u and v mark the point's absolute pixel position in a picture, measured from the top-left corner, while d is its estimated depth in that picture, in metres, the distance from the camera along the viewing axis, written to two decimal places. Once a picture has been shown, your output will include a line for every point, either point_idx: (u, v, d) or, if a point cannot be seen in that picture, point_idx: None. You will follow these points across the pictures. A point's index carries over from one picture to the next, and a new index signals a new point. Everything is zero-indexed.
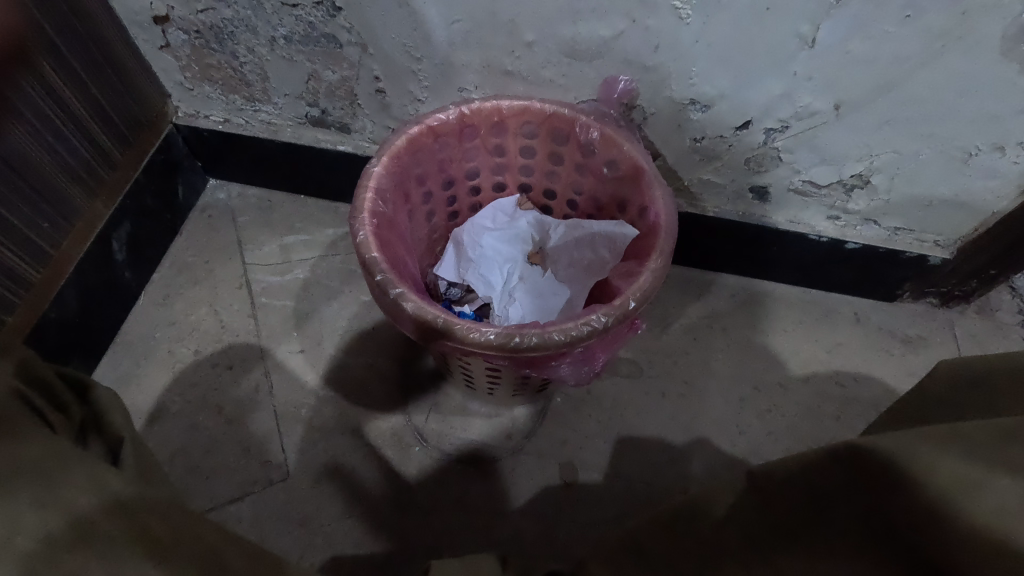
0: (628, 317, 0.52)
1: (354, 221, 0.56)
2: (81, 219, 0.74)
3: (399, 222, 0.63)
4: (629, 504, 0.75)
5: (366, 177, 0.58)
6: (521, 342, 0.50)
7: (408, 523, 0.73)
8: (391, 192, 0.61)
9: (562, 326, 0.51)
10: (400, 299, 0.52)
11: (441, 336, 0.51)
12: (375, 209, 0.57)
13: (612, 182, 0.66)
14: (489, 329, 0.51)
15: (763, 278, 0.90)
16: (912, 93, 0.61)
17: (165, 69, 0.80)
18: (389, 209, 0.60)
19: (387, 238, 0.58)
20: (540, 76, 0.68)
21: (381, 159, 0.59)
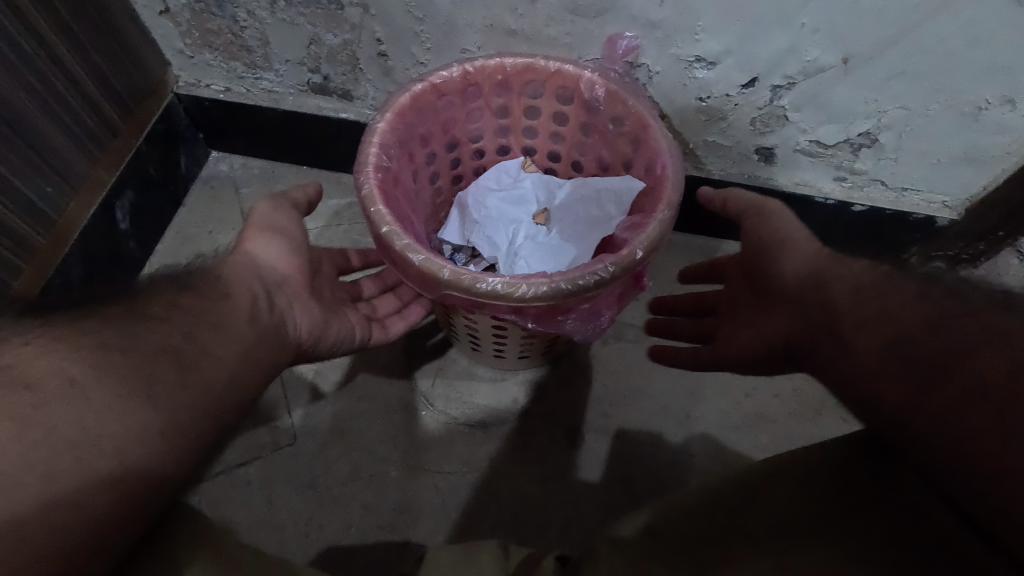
0: (636, 266, 0.52)
1: (358, 177, 0.55)
2: (85, 185, 0.75)
3: (404, 179, 0.63)
4: (636, 464, 0.75)
5: (369, 133, 0.58)
6: (526, 292, 0.50)
7: (415, 485, 0.73)
8: (395, 148, 0.60)
9: (569, 276, 0.50)
10: (407, 251, 0.52)
11: (448, 287, 0.51)
12: (379, 164, 0.57)
13: (617, 139, 0.66)
14: (496, 279, 0.50)
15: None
16: (921, 44, 0.60)
17: (165, 36, 0.79)
18: (392, 165, 0.59)
19: (390, 193, 0.58)
20: (544, 34, 0.68)
21: (384, 115, 0.59)
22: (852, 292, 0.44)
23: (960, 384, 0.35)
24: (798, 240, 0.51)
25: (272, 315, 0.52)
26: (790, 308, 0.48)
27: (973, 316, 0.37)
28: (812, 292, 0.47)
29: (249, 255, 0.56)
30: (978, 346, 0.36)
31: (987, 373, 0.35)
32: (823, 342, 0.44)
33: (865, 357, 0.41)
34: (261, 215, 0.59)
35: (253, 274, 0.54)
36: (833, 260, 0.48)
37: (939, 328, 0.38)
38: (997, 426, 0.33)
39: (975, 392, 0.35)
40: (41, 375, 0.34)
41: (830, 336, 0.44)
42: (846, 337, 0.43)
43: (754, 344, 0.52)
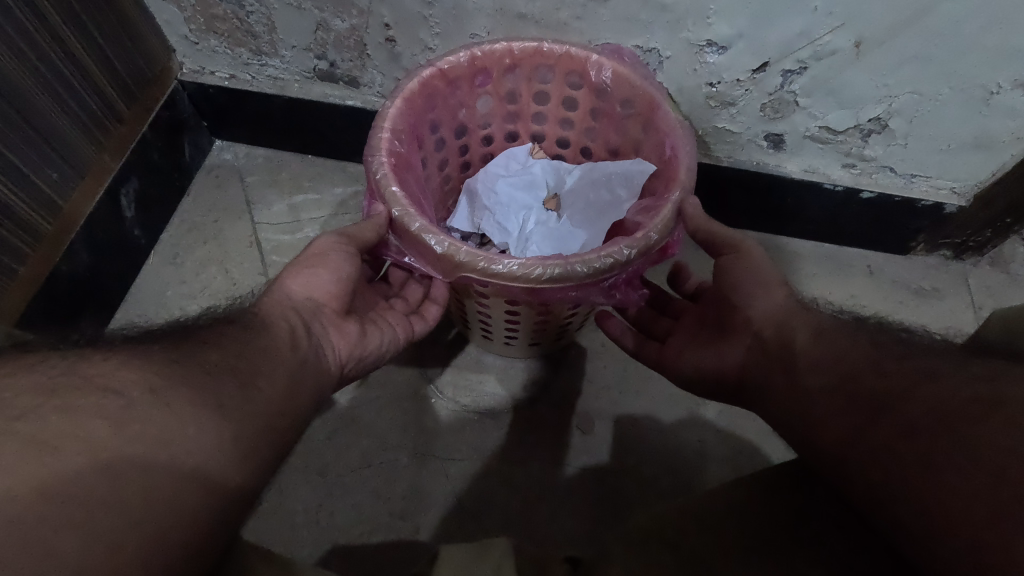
0: (651, 249, 0.52)
1: (370, 162, 0.55)
2: (91, 171, 0.74)
3: (414, 164, 0.62)
4: (646, 452, 0.76)
5: (380, 119, 0.57)
6: (542, 274, 0.49)
7: (425, 472, 0.73)
8: (406, 134, 0.59)
9: (585, 258, 0.50)
10: (422, 232, 0.51)
11: (463, 270, 0.51)
12: (391, 149, 0.56)
13: (626, 122, 0.65)
14: (513, 262, 0.50)
15: (762, 230, 0.92)
16: (935, 27, 0.60)
17: (170, 22, 0.78)
18: (405, 150, 0.59)
19: (403, 177, 0.57)
20: (554, 19, 0.67)
21: (394, 100, 0.58)
22: (810, 335, 0.48)
23: (891, 421, 0.39)
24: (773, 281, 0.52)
25: (313, 346, 0.49)
26: (758, 338, 0.51)
27: (909, 361, 0.42)
28: (777, 334, 0.50)
29: (288, 291, 0.51)
30: (912, 385, 0.40)
31: (911, 411, 0.38)
32: (784, 383, 0.48)
33: (816, 396, 0.45)
34: (313, 250, 0.53)
35: (290, 307, 0.50)
36: (803, 309, 0.51)
37: (882, 371, 0.42)
38: (913, 456, 0.37)
39: (902, 428, 0.38)
40: (80, 363, 0.35)
41: (789, 373, 0.48)
42: (802, 377, 0.47)
43: (703, 366, 0.56)
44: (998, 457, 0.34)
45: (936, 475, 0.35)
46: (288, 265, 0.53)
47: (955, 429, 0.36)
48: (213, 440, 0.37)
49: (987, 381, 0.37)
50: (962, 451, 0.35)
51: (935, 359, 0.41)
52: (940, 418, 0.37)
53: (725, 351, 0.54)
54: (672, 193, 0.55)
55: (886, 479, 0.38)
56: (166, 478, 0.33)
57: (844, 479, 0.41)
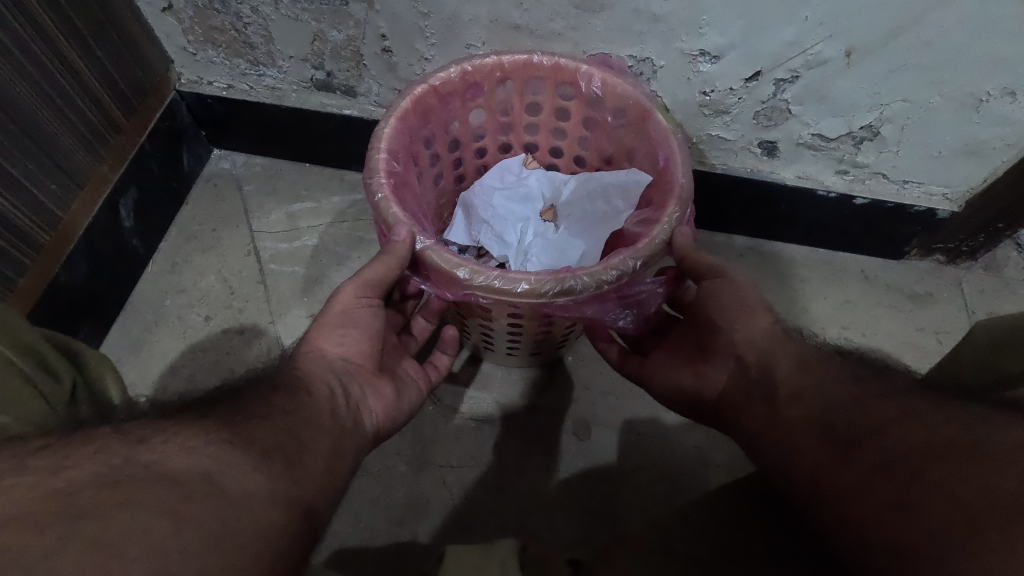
0: (653, 259, 0.53)
1: (369, 185, 0.55)
2: (89, 182, 0.74)
3: (411, 181, 0.62)
4: (643, 458, 0.76)
5: (376, 139, 0.57)
6: (550, 289, 0.50)
7: (422, 481, 0.74)
8: (402, 152, 0.59)
9: (591, 270, 0.50)
10: (428, 252, 0.52)
11: (468, 286, 0.51)
12: (389, 170, 0.56)
13: (619, 131, 0.66)
14: (526, 278, 0.50)
15: (754, 235, 0.93)
16: (922, 37, 0.60)
17: (168, 33, 0.78)
18: (402, 169, 0.59)
19: (402, 197, 0.57)
20: (548, 29, 0.68)
21: (389, 120, 0.58)
22: (798, 368, 0.49)
23: (870, 455, 0.40)
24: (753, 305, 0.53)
25: (351, 412, 0.51)
26: (743, 361, 0.52)
27: (891, 397, 0.42)
28: (759, 359, 0.51)
29: (322, 354, 0.52)
30: (893, 421, 0.40)
31: (892, 447, 0.39)
32: (764, 408, 0.49)
33: (799, 422, 0.46)
34: (334, 305, 0.54)
35: (327, 369, 0.51)
36: (786, 338, 0.52)
37: (865, 406, 0.43)
38: (891, 491, 0.37)
39: (882, 464, 0.39)
40: None
41: (771, 403, 0.49)
42: (782, 409, 0.48)
43: (689, 386, 0.57)
44: (972, 497, 0.34)
45: (913, 514, 0.36)
46: (314, 324, 0.54)
47: (935, 464, 0.36)
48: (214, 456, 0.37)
49: (968, 417, 0.38)
50: (938, 489, 0.35)
51: (915, 394, 0.42)
52: (919, 454, 0.37)
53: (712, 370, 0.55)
54: (669, 204, 0.55)
55: (862, 514, 0.38)
56: (166, 490, 0.34)
57: (821, 513, 0.41)
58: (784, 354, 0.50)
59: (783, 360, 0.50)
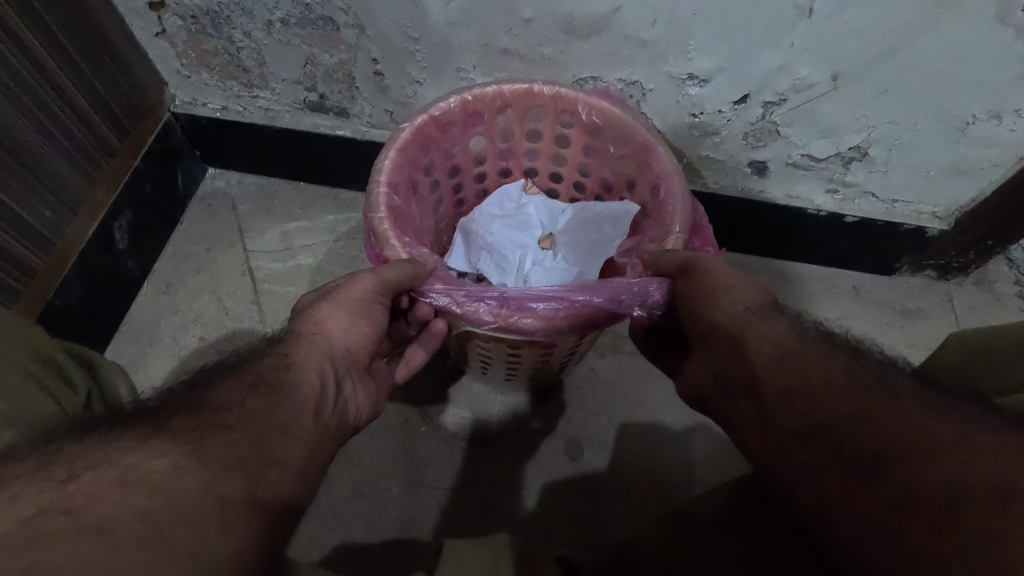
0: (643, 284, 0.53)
1: (371, 219, 0.56)
2: (83, 206, 0.75)
3: (411, 211, 0.62)
4: (635, 478, 0.76)
5: (377, 171, 0.57)
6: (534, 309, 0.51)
7: (415, 502, 0.74)
8: (403, 183, 0.60)
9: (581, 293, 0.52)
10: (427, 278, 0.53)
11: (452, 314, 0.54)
12: (390, 204, 0.56)
13: (619, 160, 0.66)
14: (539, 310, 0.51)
15: (758, 253, 0.93)
16: (907, 62, 0.61)
17: (162, 57, 0.79)
18: (402, 201, 0.59)
19: (406, 230, 0.58)
20: (537, 54, 0.68)
21: (389, 152, 0.58)
22: (769, 351, 0.43)
23: (889, 491, 0.34)
24: (719, 286, 0.48)
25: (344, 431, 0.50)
26: (716, 354, 0.46)
27: (900, 415, 0.36)
28: (730, 352, 0.45)
29: (326, 332, 0.49)
30: (914, 451, 0.34)
31: (917, 484, 0.33)
32: (749, 409, 0.44)
33: (795, 434, 0.40)
34: (354, 287, 0.51)
35: (327, 356, 0.48)
36: (755, 317, 0.45)
37: (872, 426, 0.37)
38: (917, 539, 0.32)
39: (906, 504, 0.33)
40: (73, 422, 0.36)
41: (758, 411, 0.43)
42: (770, 413, 0.42)
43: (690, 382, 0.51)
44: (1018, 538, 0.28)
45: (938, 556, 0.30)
46: (320, 300, 0.52)
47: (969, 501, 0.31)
48: (202, 459, 0.35)
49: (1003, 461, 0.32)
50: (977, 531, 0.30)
51: (924, 411, 0.36)
52: (949, 501, 0.31)
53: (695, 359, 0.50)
54: (671, 227, 0.56)
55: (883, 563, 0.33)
56: None
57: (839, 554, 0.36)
58: (757, 334, 0.44)
59: (756, 340, 0.43)
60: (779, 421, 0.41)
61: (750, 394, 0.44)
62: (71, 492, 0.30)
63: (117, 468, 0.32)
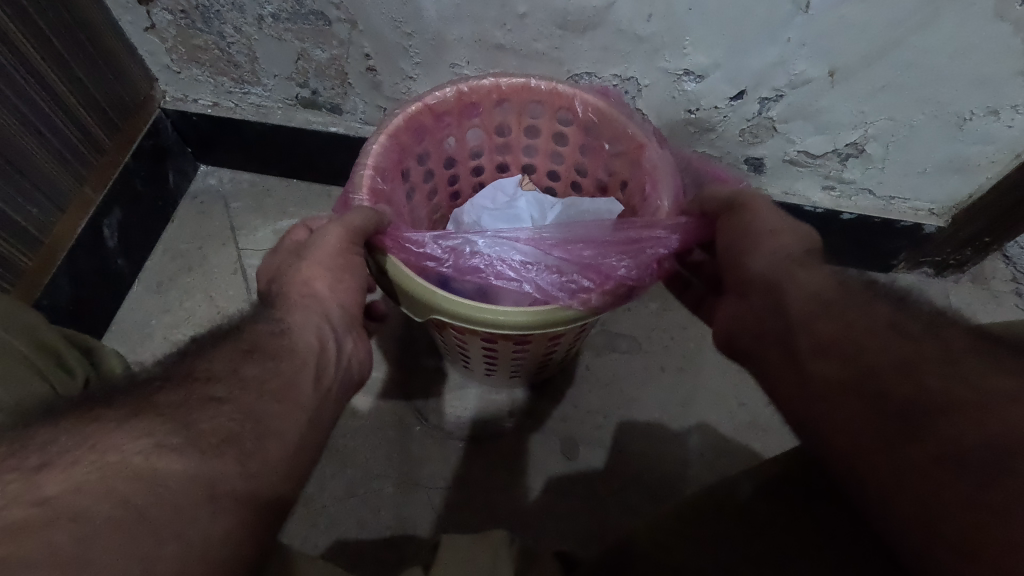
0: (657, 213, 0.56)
1: (350, 200, 0.54)
2: (72, 204, 0.74)
3: (398, 199, 0.62)
4: (631, 476, 0.76)
5: (364, 154, 0.56)
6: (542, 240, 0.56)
7: (409, 503, 0.73)
8: (390, 169, 0.59)
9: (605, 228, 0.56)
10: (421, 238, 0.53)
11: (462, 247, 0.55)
12: (373, 186, 0.55)
13: (614, 158, 0.65)
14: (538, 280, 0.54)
15: None
16: (905, 57, 0.60)
17: (152, 52, 0.78)
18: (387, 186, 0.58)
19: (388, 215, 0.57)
20: (531, 49, 0.68)
21: (379, 137, 0.57)
22: (807, 301, 0.43)
23: (935, 443, 0.33)
24: (763, 234, 0.47)
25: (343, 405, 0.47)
26: (753, 303, 0.46)
27: (953, 367, 0.35)
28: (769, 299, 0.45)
29: (315, 289, 0.47)
30: (969, 404, 0.34)
31: (967, 437, 0.33)
32: (782, 354, 0.43)
33: (830, 382, 0.39)
34: (325, 243, 0.47)
35: (321, 314, 0.46)
36: (797, 266, 0.45)
37: (920, 377, 0.36)
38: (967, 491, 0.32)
39: (954, 457, 0.33)
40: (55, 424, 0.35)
41: (791, 360, 0.42)
42: (804, 362, 0.41)
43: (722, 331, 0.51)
44: None
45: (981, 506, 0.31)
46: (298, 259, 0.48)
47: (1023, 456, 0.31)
48: (191, 441, 0.34)
49: None
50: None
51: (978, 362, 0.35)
52: (1005, 458, 0.31)
53: (731, 306, 0.49)
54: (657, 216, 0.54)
55: (919, 514, 0.33)
56: None
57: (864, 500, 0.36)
58: (797, 283, 0.44)
59: (796, 289, 0.43)
60: (814, 365, 0.41)
61: (783, 340, 0.43)
62: (49, 478, 0.29)
63: (96, 453, 0.31)
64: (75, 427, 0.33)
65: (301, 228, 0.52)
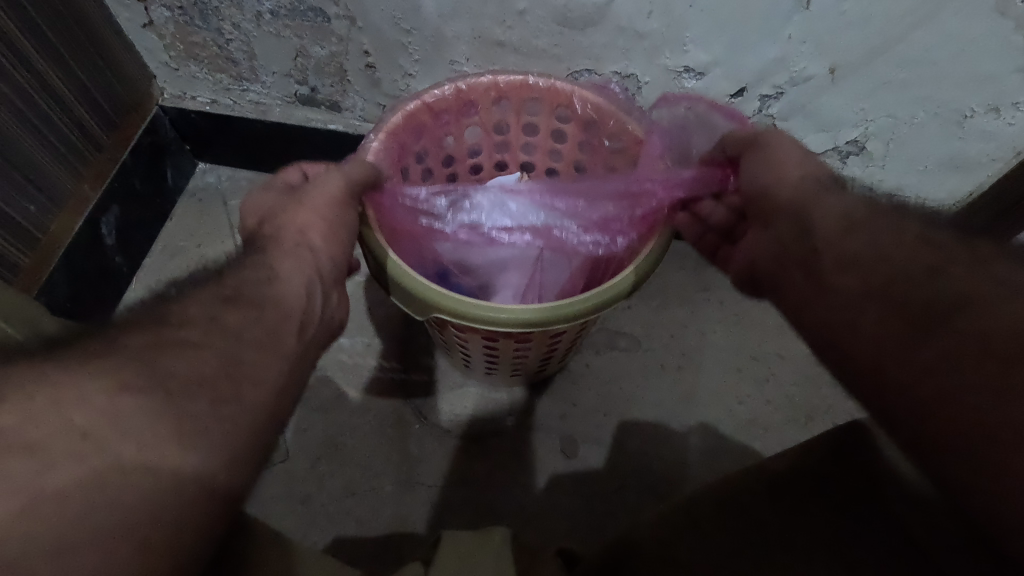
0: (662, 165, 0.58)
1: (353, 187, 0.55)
2: (70, 201, 0.74)
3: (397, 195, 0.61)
4: (631, 476, 0.75)
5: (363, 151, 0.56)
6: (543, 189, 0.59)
7: (408, 502, 0.73)
8: (390, 167, 0.59)
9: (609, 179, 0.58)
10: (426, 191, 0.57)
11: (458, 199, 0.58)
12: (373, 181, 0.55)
13: (614, 156, 0.65)
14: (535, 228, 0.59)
15: None
16: (906, 54, 0.60)
17: (150, 49, 0.78)
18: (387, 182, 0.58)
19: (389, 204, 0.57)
20: (531, 46, 0.67)
21: (379, 134, 0.57)
22: (834, 221, 0.47)
23: (954, 338, 0.37)
24: (788, 165, 0.51)
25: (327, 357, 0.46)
26: (776, 229, 0.51)
27: (966, 273, 0.39)
28: (795, 223, 0.49)
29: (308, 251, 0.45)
30: (981, 301, 0.38)
31: (977, 324, 0.37)
32: (806, 277, 0.48)
33: (850, 294, 0.44)
34: (323, 188, 0.48)
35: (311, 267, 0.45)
36: (821, 193, 0.49)
37: (935, 283, 0.40)
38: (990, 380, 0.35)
39: (971, 347, 0.36)
40: None
41: (815, 280, 0.47)
42: (829, 280, 0.46)
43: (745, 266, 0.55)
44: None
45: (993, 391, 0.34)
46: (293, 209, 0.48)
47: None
48: None
49: None
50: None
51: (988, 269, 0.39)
52: (1017, 341, 0.35)
53: (754, 237, 0.53)
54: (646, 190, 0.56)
55: (939, 397, 0.36)
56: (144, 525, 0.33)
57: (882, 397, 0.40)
58: (822, 211, 0.48)
59: (821, 214, 0.48)
60: (836, 280, 0.45)
61: (808, 269, 0.48)
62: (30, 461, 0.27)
63: None
64: (45, 372, 0.30)
65: (296, 170, 0.52)
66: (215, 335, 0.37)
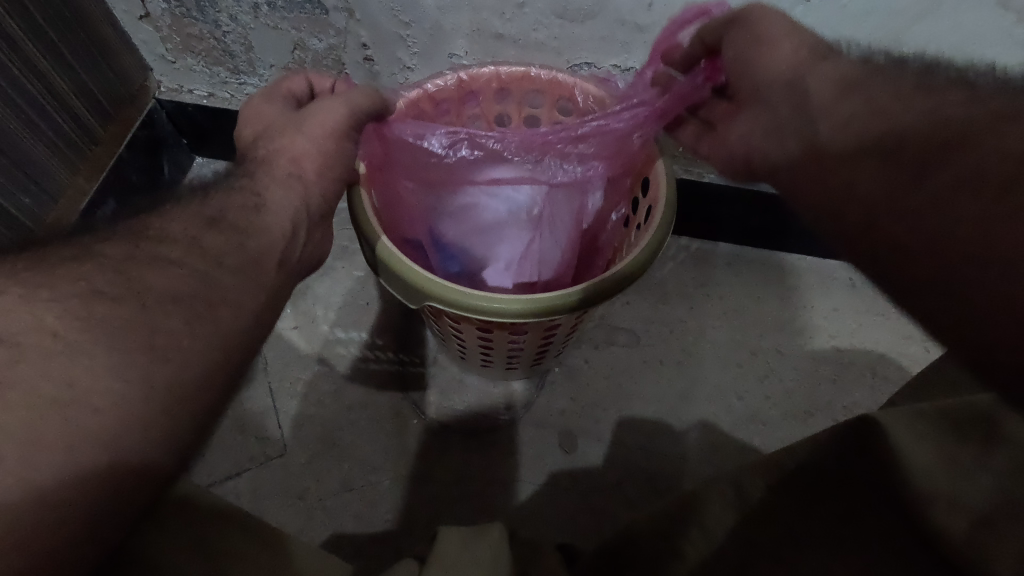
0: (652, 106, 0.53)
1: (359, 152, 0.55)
2: (65, 195, 0.74)
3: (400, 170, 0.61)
4: (629, 472, 0.75)
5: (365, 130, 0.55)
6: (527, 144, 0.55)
7: (406, 497, 0.73)
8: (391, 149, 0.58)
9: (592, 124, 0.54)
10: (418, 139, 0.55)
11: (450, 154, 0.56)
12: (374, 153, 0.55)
13: None
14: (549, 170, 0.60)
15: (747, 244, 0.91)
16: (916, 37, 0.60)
17: (146, 41, 0.77)
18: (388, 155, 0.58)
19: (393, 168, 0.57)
20: (530, 39, 0.67)
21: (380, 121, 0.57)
22: (833, 83, 0.41)
23: (952, 172, 0.35)
24: (777, 35, 0.44)
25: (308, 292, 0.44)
26: (774, 108, 0.44)
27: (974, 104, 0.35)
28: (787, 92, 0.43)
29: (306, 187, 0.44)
30: (982, 132, 0.34)
31: (991, 162, 0.33)
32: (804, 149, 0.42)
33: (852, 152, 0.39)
34: (322, 116, 0.45)
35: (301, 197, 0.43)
36: (817, 57, 0.42)
37: (936, 117, 0.36)
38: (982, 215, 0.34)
39: (966, 182, 0.34)
40: None
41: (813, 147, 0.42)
42: (826, 145, 0.41)
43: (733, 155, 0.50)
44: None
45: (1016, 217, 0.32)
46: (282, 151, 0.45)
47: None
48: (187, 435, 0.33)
49: None
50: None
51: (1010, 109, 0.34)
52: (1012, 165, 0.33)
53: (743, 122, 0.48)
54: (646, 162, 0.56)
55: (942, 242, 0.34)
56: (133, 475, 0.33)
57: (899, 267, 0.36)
58: (817, 74, 0.42)
59: (818, 75, 0.42)
60: (836, 143, 0.40)
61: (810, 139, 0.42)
62: None
63: None
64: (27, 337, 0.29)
65: (301, 78, 0.50)
66: (202, 263, 0.34)
